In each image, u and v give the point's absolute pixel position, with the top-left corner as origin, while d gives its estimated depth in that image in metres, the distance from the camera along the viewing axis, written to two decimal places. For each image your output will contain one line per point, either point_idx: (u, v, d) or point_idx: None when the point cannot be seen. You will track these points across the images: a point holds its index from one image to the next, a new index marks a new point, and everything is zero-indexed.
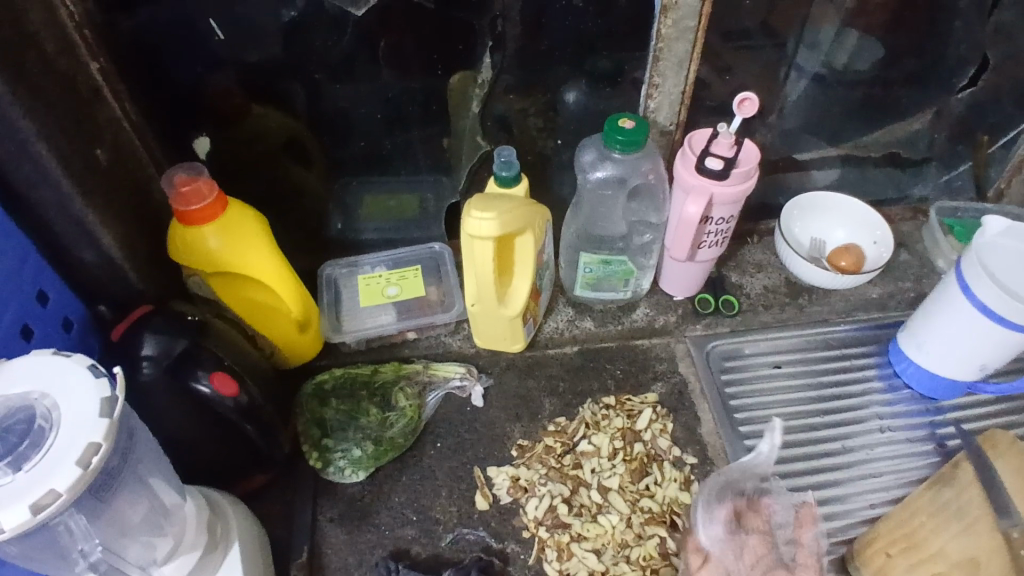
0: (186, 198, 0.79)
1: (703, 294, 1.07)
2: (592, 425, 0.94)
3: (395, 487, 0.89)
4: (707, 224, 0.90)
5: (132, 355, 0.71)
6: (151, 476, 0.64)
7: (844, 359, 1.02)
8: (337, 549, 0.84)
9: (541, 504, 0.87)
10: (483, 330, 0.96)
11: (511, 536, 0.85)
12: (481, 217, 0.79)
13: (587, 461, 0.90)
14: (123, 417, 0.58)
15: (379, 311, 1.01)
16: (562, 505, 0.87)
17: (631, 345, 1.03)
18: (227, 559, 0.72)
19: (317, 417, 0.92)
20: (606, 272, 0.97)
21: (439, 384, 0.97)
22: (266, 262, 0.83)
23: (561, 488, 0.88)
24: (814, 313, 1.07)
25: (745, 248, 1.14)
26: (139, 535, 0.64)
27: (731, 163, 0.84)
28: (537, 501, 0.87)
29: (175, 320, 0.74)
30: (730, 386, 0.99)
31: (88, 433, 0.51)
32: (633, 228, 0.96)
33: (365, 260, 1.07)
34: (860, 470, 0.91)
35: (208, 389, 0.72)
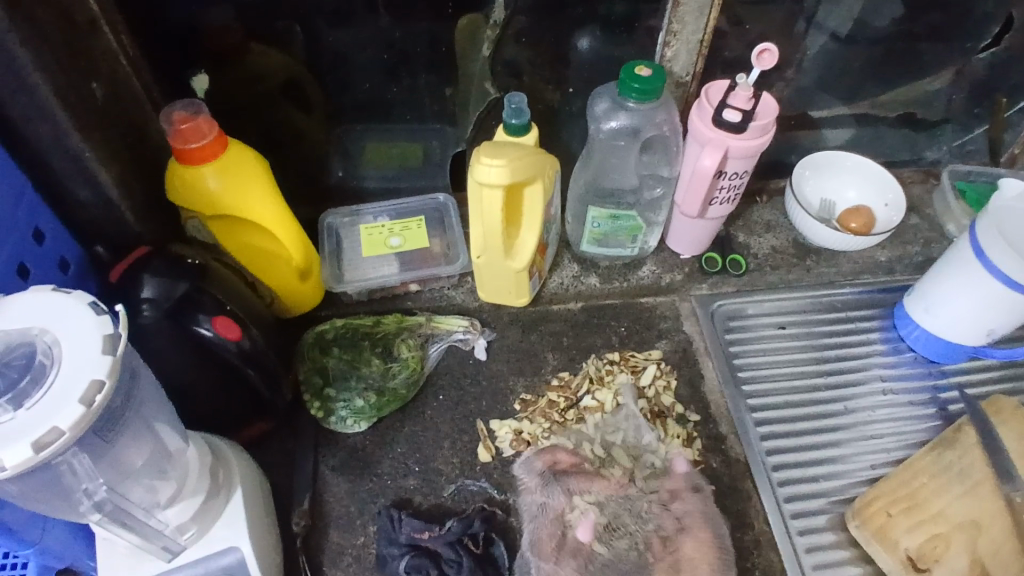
0: (184, 136, 0.76)
1: (710, 253, 1.05)
2: (597, 382, 0.93)
3: (398, 437, 0.89)
4: (721, 179, 0.88)
5: (130, 296, 0.69)
6: (157, 419, 0.63)
7: (848, 322, 1.02)
8: (339, 497, 0.84)
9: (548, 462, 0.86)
10: (487, 283, 0.94)
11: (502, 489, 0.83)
12: (490, 164, 0.77)
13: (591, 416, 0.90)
14: (127, 356, 0.57)
15: (381, 261, 0.97)
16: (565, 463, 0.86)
17: (635, 302, 1.02)
18: (230, 504, 0.72)
19: (318, 367, 0.91)
20: (614, 228, 0.96)
21: (443, 337, 0.96)
22: (268, 206, 0.81)
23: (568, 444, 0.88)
24: (820, 275, 1.06)
25: (754, 208, 1.12)
26: (142, 478, 0.63)
27: (750, 115, 0.82)
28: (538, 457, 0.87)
29: (175, 263, 0.72)
30: (734, 345, 0.98)
31: (90, 371, 0.50)
32: (644, 181, 0.93)
33: (368, 209, 1.04)
34: (860, 431, 0.92)
35: (210, 332, 0.71)
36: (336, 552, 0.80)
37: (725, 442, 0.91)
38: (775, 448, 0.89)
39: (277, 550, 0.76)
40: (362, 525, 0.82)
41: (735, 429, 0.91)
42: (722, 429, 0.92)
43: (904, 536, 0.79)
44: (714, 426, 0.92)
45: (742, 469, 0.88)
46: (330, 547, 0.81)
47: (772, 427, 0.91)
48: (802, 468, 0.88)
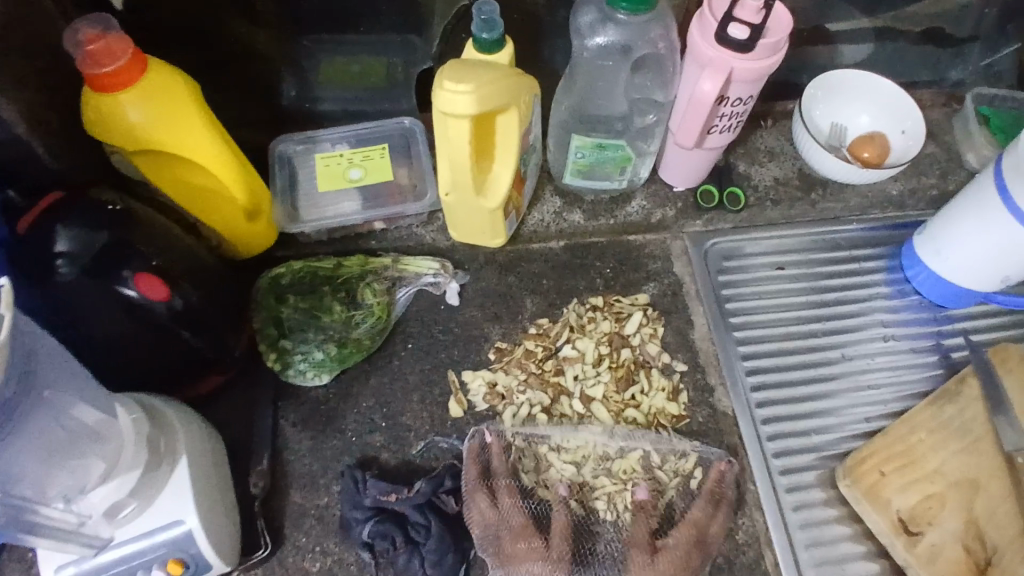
0: (95, 58, 0.63)
1: (705, 186, 0.95)
2: (578, 332, 0.86)
3: (363, 390, 0.82)
4: (722, 105, 0.77)
5: (42, 251, 0.60)
6: (77, 400, 0.59)
7: (851, 262, 0.94)
8: (300, 455, 0.79)
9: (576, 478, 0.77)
10: (457, 221, 0.84)
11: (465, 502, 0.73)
12: (456, 90, 0.66)
13: (569, 367, 0.84)
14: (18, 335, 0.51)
15: (341, 196, 0.87)
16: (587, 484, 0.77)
17: (624, 240, 0.93)
18: (176, 474, 0.66)
19: (274, 315, 0.82)
20: (601, 158, 0.85)
21: (410, 280, 0.88)
22: (204, 139, 0.70)
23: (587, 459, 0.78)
24: (826, 210, 0.97)
25: (758, 132, 1.00)
26: (64, 462, 0.59)
27: (759, 31, 0.70)
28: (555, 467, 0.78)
29: (93, 210, 0.62)
30: (727, 289, 0.91)
31: None
32: (635, 106, 0.82)
33: (325, 135, 0.90)
34: (856, 382, 0.86)
35: (135, 293, 0.62)
36: (299, 513, 0.76)
37: (714, 394, 0.85)
38: (766, 399, 0.84)
39: (234, 516, 0.72)
40: (326, 485, 0.77)
41: (724, 380, 0.85)
42: (711, 380, 0.86)
43: (897, 496, 0.76)
44: (702, 377, 0.86)
45: (730, 424, 0.83)
46: (292, 507, 0.76)
47: (763, 377, 0.85)
48: (793, 420, 0.83)
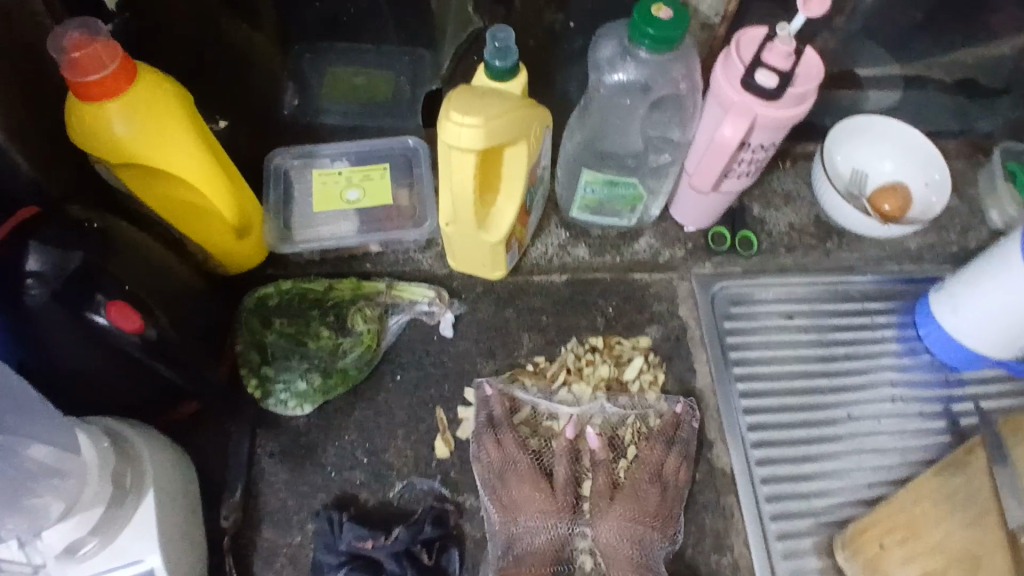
0: (81, 67, 0.59)
1: (718, 228, 0.92)
2: (575, 372, 0.83)
3: (347, 423, 0.78)
4: (743, 151, 0.73)
5: (12, 270, 0.56)
6: (28, 439, 0.56)
7: (863, 315, 0.90)
8: (276, 489, 0.75)
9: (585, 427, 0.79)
10: (457, 251, 0.80)
11: (476, 444, 0.77)
12: (462, 122, 0.62)
13: (562, 411, 0.80)
14: None
15: (337, 217, 0.83)
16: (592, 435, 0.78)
17: (629, 279, 0.89)
18: (141, 512, 0.62)
19: (257, 340, 0.79)
20: (611, 195, 0.81)
21: (404, 308, 0.84)
22: (193, 155, 0.66)
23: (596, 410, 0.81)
24: (840, 260, 0.93)
25: (775, 174, 0.96)
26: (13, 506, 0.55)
27: (788, 80, 0.66)
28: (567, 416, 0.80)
29: (68, 227, 0.58)
30: (732, 336, 0.87)
31: None
32: (650, 144, 0.78)
33: (323, 150, 0.86)
34: (860, 445, 0.83)
35: (106, 322, 0.57)
36: (269, 551, 0.72)
37: (712, 449, 0.82)
38: (766, 458, 0.80)
39: (201, 552, 0.68)
40: (300, 523, 0.74)
41: (724, 435, 0.82)
42: (710, 435, 0.82)
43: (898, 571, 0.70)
44: (701, 431, 0.82)
45: (727, 482, 0.80)
46: (263, 545, 0.72)
47: (765, 433, 0.82)
48: (793, 482, 0.79)
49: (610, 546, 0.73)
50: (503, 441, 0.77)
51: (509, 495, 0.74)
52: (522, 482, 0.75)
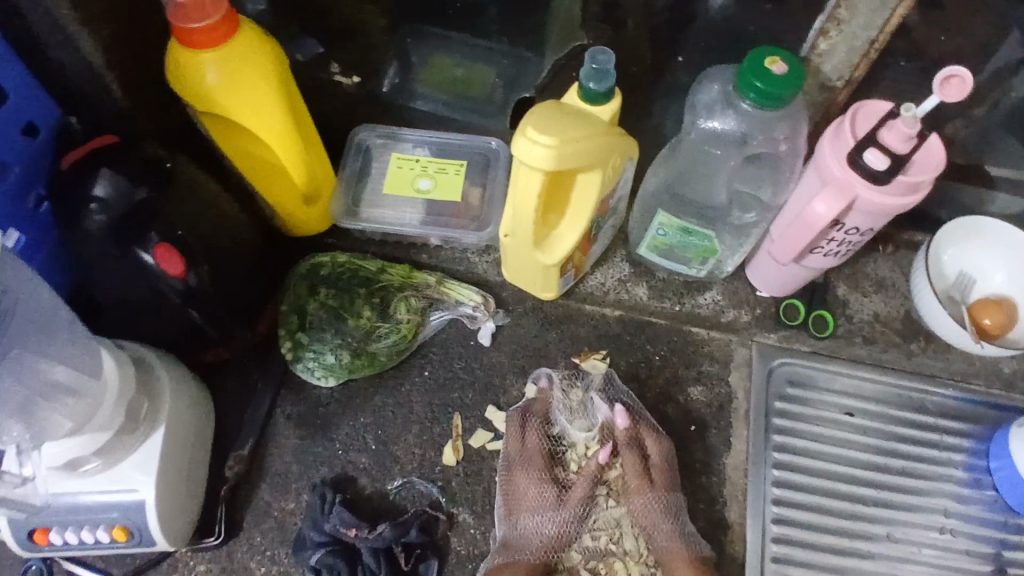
0: (186, 14, 0.61)
1: (792, 300, 0.85)
2: (575, 401, 0.77)
3: (365, 405, 0.79)
4: (833, 229, 0.68)
5: (78, 191, 0.58)
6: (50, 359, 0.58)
7: (933, 431, 0.81)
8: (283, 452, 0.76)
9: (596, 416, 0.75)
10: (511, 264, 0.79)
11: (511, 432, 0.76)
12: (536, 140, 0.60)
13: (567, 455, 0.76)
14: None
15: (404, 203, 0.83)
16: (602, 421, 0.75)
17: (684, 330, 0.84)
18: (148, 443, 0.64)
19: (300, 305, 0.80)
20: (682, 242, 0.77)
21: (448, 306, 0.83)
22: (274, 117, 0.67)
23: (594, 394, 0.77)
24: (921, 365, 0.84)
25: (870, 257, 0.88)
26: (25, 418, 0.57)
27: (899, 164, 0.61)
28: (575, 409, 0.76)
29: (142, 162, 0.60)
30: (782, 419, 0.80)
31: None
32: (736, 198, 0.73)
33: (408, 135, 0.86)
34: (892, 570, 0.75)
35: (152, 261, 0.60)
36: (262, 511, 0.73)
37: (727, 531, 0.76)
38: (782, 555, 0.74)
39: (197, 496, 0.70)
40: (297, 490, 0.75)
41: (744, 519, 0.76)
42: (728, 516, 0.77)
43: None
44: (720, 508, 0.77)
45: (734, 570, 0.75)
46: (257, 503, 0.74)
47: (788, 529, 0.75)
48: None
49: (644, 523, 0.71)
50: (513, 434, 0.75)
51: (515, 491, 0.73)
52: (531, 476, 0.73)
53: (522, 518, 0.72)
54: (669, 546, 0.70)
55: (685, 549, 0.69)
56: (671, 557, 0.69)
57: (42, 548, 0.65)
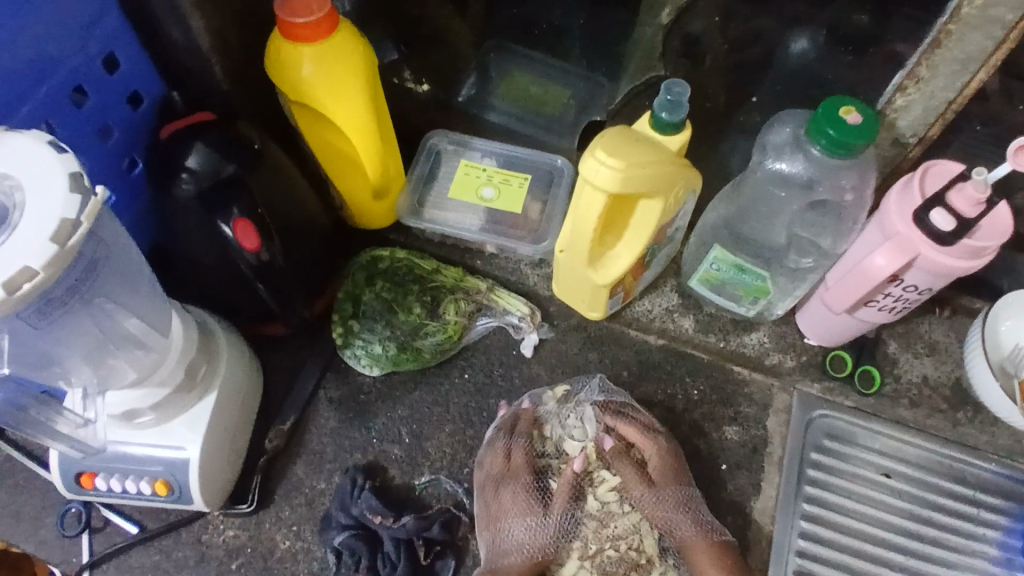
0: (292, 8, 0.65)
1: (840, 351, 0.84)
2: (561, 413, 0.76)
3: (404, 398, 0.81)
4: (891, 285, 0.67)
5: (175, 160, 0.63)
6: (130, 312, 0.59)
7: (970, 503, 0.78)
8: (321, 432, 0.79)
9: (589, 426, 0.74)
10: (563, 279, 0.80)
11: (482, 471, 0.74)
12: (603, 162, 0.61)
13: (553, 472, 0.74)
14: (100, 229, 0.52)
15: (467, 209, 0.85)
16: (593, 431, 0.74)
17: (725, 368, 0.84)
18: (199, 405, 0.68)
19: (355, 294, 0.84)
20: (735, 279, 0.77)
21: (495, 314, 0.85)
22: (358, 113, 0.71)
23: (584, 404, 0.76)
24: (966, 435, 0.82)
25: (925, 319, 0.87)
26: (95, 362, 0.59)
27: (966, 227, 0.61)
28: (566, 421, 0.75)
29: (233, 140, 0.65)
30: (815, 469, 0.79)
31: (26, 256, 0.44)
32: (795, 243, 0.73)
33: (478, 144, 0.89)
34: None
35: (229, 234, 0.64)
36: (294, 486, 0.76)
37: None
38: None
39: (236, 464, 0.73)
40: (329, 471, 0.77)
41: (766, 566, 0.75)
42: (750, 560, 0.76)
43: None
44: (742, 552, 0.76)
45: None
46: (291, 478, 0.77)
47: None
48: None
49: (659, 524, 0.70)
50: (497, 449, 0.74)
51: (496, 505, 0.72)
52: (514, 496, 0.72)
53: (501, 532, 0.71)
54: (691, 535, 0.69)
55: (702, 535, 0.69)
56: (690, 551, 0.69)
57: (87, 491, 0.69)
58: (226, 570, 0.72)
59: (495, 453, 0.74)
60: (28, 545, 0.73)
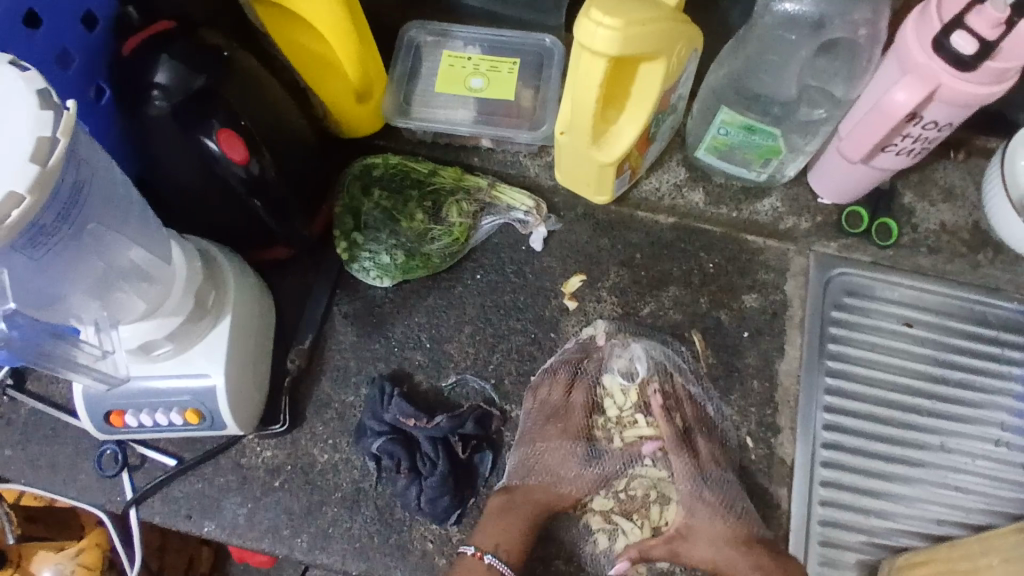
0: None
1: (855, 207, 0.82)
2: (615, 347, 0.77)
3: (419, 305, 0.80)
4: (910, 124, 0.64)
5: (144, 77, 0.59)
6: (130, 242, 0.57)
7: (994, 344, 0.78)
8: (341, 347, 0.78)
9: (639, 365, 0.76)
10: (566, 164, 0.78)
11: (535, 396, 0.76)
12: (600, 22, 0.57)
13: (604, 403, 0.77)
14: (79, 151, 0.49)
15: (457, 102, 0.81)
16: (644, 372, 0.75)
17: (740, 238, 0.82)
18: (215, 330, 0.67)
19: (354, 206, 0.81)
20: (744, 142, 0.74)
21: (500, 212, 0.82)
22: None
23: (638, 343, 0.77)
24: (988, 277, 0.81)
25: (939, 164, 0.84)
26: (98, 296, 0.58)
27: (990, 48, 0.57)
28: (621, 353, 0.77)
29: (200, 48, 0.60)
30: (837, 328, 0.79)
31: (8, 180, 0.41)
32: (807, 93, 0.70)
33: (459, 32, 0.84)
34: (944, 480, 0.75)
35: (215, 149, 0.60)
36: (322, 402, 0.76)
37: (777, 436, 0.76)
38: (832, 462, 0.75)
39: (261, 388, 0.72)
40: (355, 384, 0.77)
41: (796, 424, 0.76)
42: (780, 421, 0.76)
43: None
44: (772, 415, 0.76)
45: (783, 474, 0.75)
46: (318, 395, 0.77)
47: (839, 437, 0.75)
48: (854, 495, 0.74)
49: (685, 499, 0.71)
50: (559, 380, 0.76)
51: (540, 427, 0.74)
52: (564, 432, 0.75)
53: (538, 455, 0.73)
54: (710, 530, 0.69)
55: (718, 510, 0.69)
56: (704, 533, 0.69)
57: (118, 429, 0.69)
58: (269, 488, 0.73)
59: (553, 383, 0.76)
60: (70, 490, 0.74)
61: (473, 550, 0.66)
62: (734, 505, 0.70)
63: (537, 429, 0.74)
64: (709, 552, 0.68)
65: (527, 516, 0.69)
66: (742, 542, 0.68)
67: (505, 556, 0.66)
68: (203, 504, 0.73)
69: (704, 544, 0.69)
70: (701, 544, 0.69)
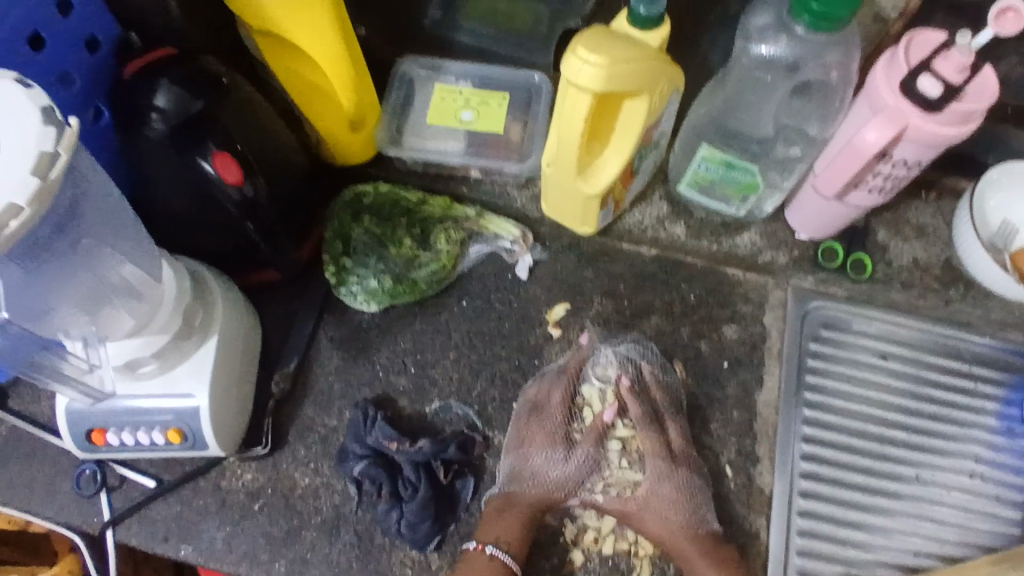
0: None
1: (831, 243, 0.85)
2: (592, 356, 0.78)
3: (405, 330, 0.81)
4: (880, 163, 0.67)
5: (143, 100, 0.60)
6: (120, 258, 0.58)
7: (967, 379, 0.81)
8: (326, 371, 0.79)
9: (613, 367, 0.77)
10: (551, 194, 0.80)
11: (527, 406, 0.76)
12: (586, 59, 0.60)
13: (582, 410, 0.76)
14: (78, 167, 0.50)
15: (446, 134, 0.84)
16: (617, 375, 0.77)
17: (720, 270, 0.85)
18: (201, 350, 0.67)
19: (344, 232, 0.82)
20: (724, 178, 0.77)
21: (487, 240, 0.84)
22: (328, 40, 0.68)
23: (612, 348, 0.78)
24: (959, 313, 0.83)
25: (910, 205, 0.87)
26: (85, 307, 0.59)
27: (953, 92, 0.61)
28: (600, 361, 0.78)
29: (199, 74, 0.62)
30: (815, 360, 0.81)
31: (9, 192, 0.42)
32: (782, 132, 0.73)
33: (451, 68, 0.88)
34: (921, 511, 0.76)
35: (210, 171, 0.62)
36: (305, 426, 0.76)
37: (756, 464, 0.77)
38: (811, 492, 0.76)
39: (245, 411, 0.72)
40: (339, 409, 0.77)
41: (775, 453, 0.77)
42: (758, 449, 0.78)
43: None
44: (751, 443, 0.78)
45: (762, 502, 0.76)
46: (301, 419, 0.77)
47: (817, 468, 0.76)
48: (833, 525, 0.75)
49: (649, 497, 0.71)
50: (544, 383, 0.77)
51: (525, 430, 0.74)
52: (542, 433, 0.74)
53: (524, 458, 0.73)
54: (665, 508, 0.70)
55: (680, 516, 0.70)
56: (666, 527, 0.70)
57: (99, 448, 0.69)
58: (248, 512, 0.73)
59: (539, 391, 0.77)
60: (45, 511, 0.73)
61: (475, 544, 0.69)
62: (690, 496, 0.71)
63: (523, 431, 0.75)
64: (661, 526, 0.70)
65: (527, 518, 0.70)
66: (696, 534, 0.69)
67: (507, 548, 0.68)
68: (181, 527, 0.72)
69: (656, 521, 0.70)
70: (654, 520, 0.70)
